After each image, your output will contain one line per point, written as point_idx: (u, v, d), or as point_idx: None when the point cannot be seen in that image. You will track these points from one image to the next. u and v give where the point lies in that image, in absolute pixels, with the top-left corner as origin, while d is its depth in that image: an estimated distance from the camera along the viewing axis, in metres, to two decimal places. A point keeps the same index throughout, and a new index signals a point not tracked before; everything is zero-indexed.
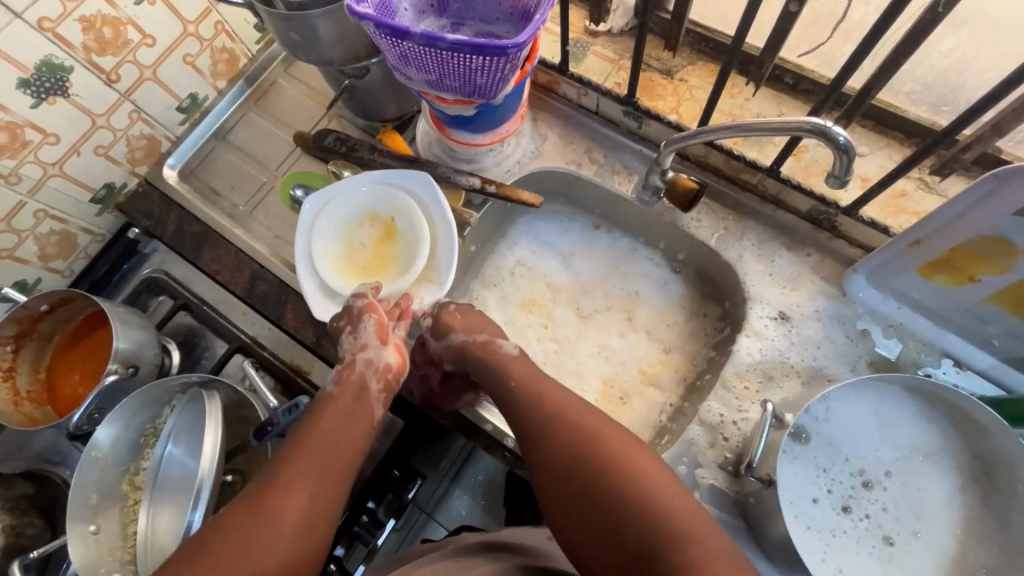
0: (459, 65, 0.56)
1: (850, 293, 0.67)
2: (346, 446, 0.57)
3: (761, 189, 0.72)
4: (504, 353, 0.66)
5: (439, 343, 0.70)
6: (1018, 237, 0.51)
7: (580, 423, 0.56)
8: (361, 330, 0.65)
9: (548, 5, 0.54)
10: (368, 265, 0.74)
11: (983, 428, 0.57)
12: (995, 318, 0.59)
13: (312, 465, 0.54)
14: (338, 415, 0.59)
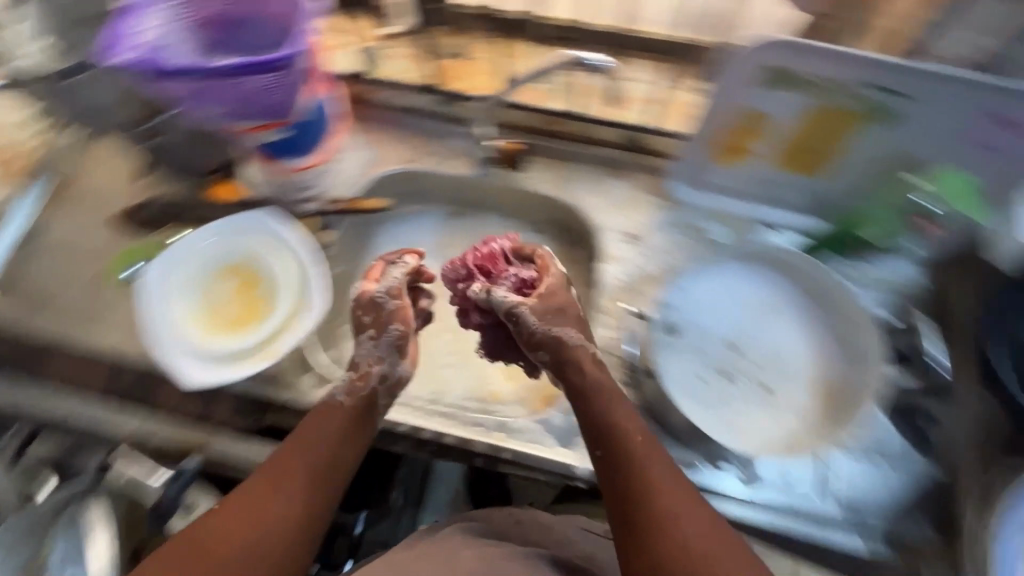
0: (246, 91, 0.59)
1: (675, 197, 0.76)
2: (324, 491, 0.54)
3: (576, 135, 0.80)
4: (590, 360, 0.63)
5: (535, 331, 0.64)
6: (766, 106, 0.60)
7: (633, 437, 0.55)
8: (386, 338, 0.65)
9: (306, 18, 0.60)
10: (231, 318, 0.71)
11: (800, 267, 0.69)
12: (785, 179, 0.69)
13: (310, 469, 0.53)
14: (339, 426, 0.58)
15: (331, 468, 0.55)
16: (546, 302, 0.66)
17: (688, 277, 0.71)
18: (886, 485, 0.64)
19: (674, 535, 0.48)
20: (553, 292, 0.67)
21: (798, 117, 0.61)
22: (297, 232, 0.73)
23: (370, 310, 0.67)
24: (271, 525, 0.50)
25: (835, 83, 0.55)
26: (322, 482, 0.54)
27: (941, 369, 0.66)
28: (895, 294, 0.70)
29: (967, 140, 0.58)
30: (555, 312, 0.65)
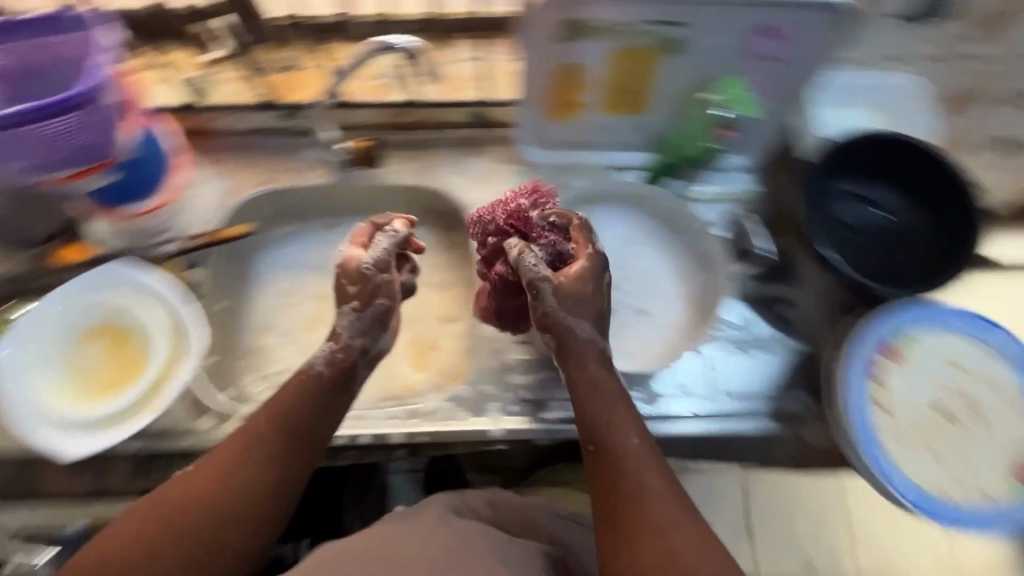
0: (51, 135, 0.57)
1: (529, 161, 0.81)
2: (286, 467, 0.54)
3: (427, 122, 0.83)
4: (587, 342, 0.59)
5: (547, 314, 0.59)
6: (573, 58, 0.66)
7: (629, 443, 0.53)
8: (371, 312, 0.62)
9: (101, 52, 0.59)
10: (110, 379, 0.69)
11: (648, 195, 0.78)
12: (616, 123, 0.76)
13: (274, 440, 0.54)
14: (313, 400, 0.57)
15: (297, 445, 0.55)
16: (563, 281, 0.61)
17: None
18: (761, 368, 0.72)
19: (661, 533, 0.49)
20: (578, 277, 0.61)
21: (606, 64, 0.67)
22: (153, 274, 0.70)
23: (356, 281, 0.63)
24: (228, 496, 0.51)
25: (624, 27, 0.62)
26: (286, 456, 0.54)
27: (764, 253, 0.75)
28: (734, 204, 0.79)
29: (746, 52, 0.66)
30: (574, 293, 0.60)
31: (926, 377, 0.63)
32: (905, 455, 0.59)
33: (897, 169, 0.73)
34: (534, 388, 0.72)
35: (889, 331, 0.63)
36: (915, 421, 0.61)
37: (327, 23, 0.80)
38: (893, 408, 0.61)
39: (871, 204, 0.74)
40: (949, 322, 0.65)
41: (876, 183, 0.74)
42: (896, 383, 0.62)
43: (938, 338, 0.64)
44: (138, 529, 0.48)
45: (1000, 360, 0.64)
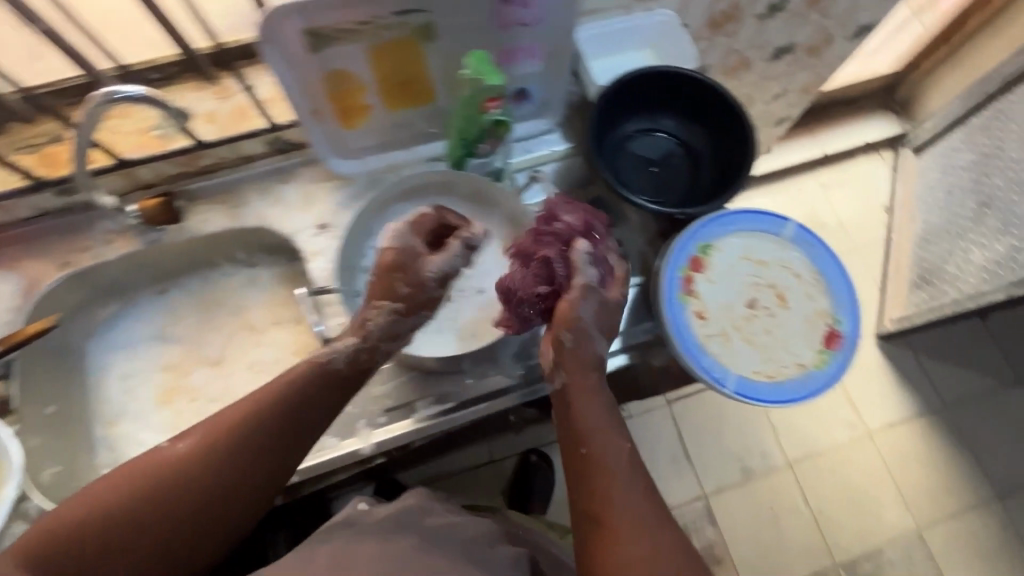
0: None
1: (338, 173, 0.80)
2: (274, 454, 0.59)
3: (224, 161, 0.80)
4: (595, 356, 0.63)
5: (585, 321, 0.62)
6: (336, 65, 0.66)
7: (617, 445, 0.58)
8: (412, 320, 0.65)
9: None
10: None
11: (454, 177, 0.74)
12: (409, 116, 0.77)
13: (274, 423, 0.59)
14: (312, 391, 0.61)
15: (284, 437, 0.59)
16: (604, 310, 0.64)
17: (376, 230, 0.74)
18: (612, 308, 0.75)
19: (631, 523, 0.54)
20: (613, 310, 0.65)
21: (369, 63, 0.67)
22: None
23: (412, 285, 0.64)
24: (215, 469, 0.57)
25: (367, 24, 0.62)
26: (279, 442, 0.59)
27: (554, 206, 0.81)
28: (552, 163, 0.84)
29: (498, 23, 0.68)
30: (606, 317, 0.64)
31: (734, 278, 0.68)
32: (726, 354, 0.65)
33: (674, 96, 0.77)
34: (395, 395, 0.73)
35: (693, 246, 0.68)
36: (730, 321, 0.66)
37: (78, 84, 0.72)
38: (707, 314, 0.66)
39: (656, 133, 0.80)
40: (745, 223, 0.69)
41: (657, 113, 0.79)
42: (708, 292, 0.67)
43: (738, 240, 0.69)
44: (132, 487, 0.55)
45: (796, 244, 0.70)
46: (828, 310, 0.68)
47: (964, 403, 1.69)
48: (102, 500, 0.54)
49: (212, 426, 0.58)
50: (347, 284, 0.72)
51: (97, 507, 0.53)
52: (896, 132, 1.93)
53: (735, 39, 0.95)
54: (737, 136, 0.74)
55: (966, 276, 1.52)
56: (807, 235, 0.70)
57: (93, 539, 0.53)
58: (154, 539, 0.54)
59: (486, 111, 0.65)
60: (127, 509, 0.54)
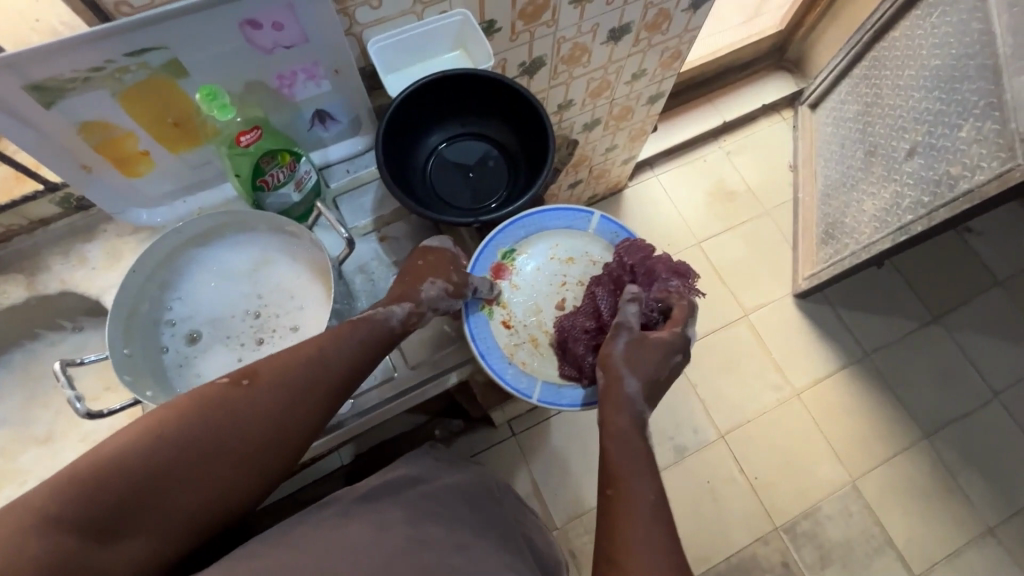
0: None
1: (143, 224, 0.75)
2: (316, 403, 0.59)
3: (16, 228, 0.74)
4: (626, 400, 0.69)
5: (626, 357, 0.71)
6: (84, 116, 0.62)
7: (630, 463, 0.63)
8: (451, 301, 0.71)
9: None
10: None
11: (243, 218, 0.69)
12: (201, 156, 0.73)
13: (315, 374, 0.59)
14: (355, 340, 0.62)
15: (332, 385, 0.60)
16: (643, 341, 0.73)
17: (176, 281, 0.70)
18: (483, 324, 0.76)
19: (637, 558, 0.55)
20: (650, 343, 0.72)
21: (124, 109, 0.63)
22: None
23: (460, 277, 0.72)
24: (271, 421, 0.56)
25: (99, 70, 0.58)
26: (321, 390, 0.59)
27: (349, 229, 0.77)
28: (375, 181, 0.81)
29: (255, 50, 0.65)
30: (638, 354, 0.72)
31: (543, 280, 0.82)
32: (538, 356, 0.78)
33: (474, 98, 0.75)
34: None
35: (501, 255, 0.81)
36: (541, 324, 0.80)
37: None
38: (516, 321, 0.79)
39: (469, 138, 0.79)
40: (550, 222, 0.83)
41: (465, 118, 0.78)
42: (516, 298, 0.81)
43: (542, 243, 0.83)
44: (187, 427, 0.52)
45: (599, 235, 0.84)
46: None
47: (885, 349, 1.71)
48: (154, 437, 0.51)
49: (276, 367, 0.58)
50: (144, 344, 0.67)
51: (151, 442, 0.51)
52: (792, 90, 1.94)
53: (560, 27, 0.93)
54: (539, 128, 0.72)
55: (860, 227, 1.54)
56: (609, 225, 0.84)
57: (130, 487, 0.49)
58: (203, 483, 0.53)
59: (242, 146, 0.65)
60: (180, 446, 0.52)
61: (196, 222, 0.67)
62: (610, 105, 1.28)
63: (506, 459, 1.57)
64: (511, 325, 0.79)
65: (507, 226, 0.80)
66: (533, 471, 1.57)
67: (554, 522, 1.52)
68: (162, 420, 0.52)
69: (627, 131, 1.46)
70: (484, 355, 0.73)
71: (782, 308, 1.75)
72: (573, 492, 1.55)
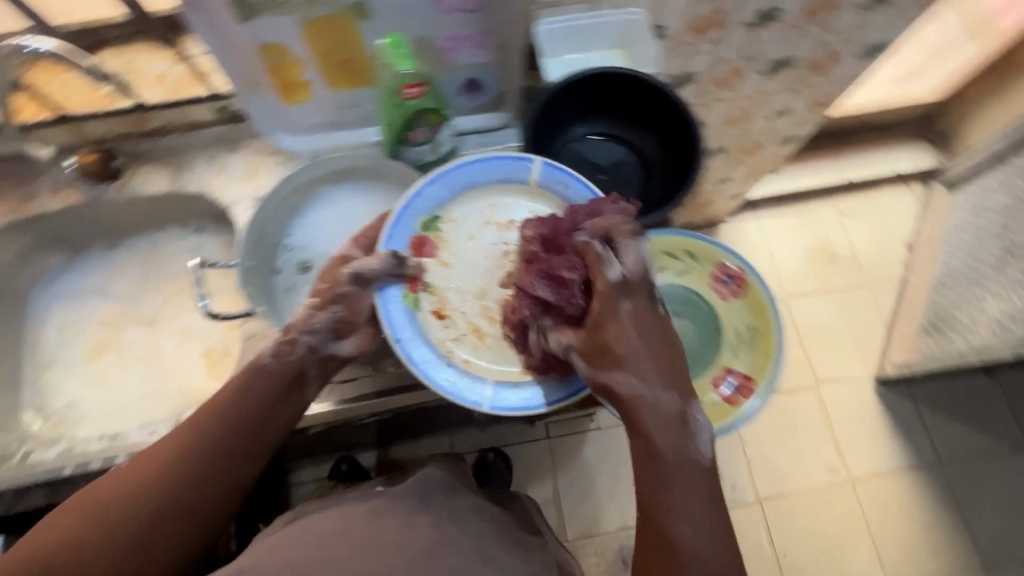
0: None
1: (283, 149, 0.79)
2: (217, 467, 0.57)
3: (174, 125, 0.79)
4: (653, 409, 0.58)
5: (592, 355, 0.59)
6: (268, 36, 0.65)
7: (665, 478, 0.55)
8: (326, 313, 0.63)
9: None
10: None
11: (380, 168, 0.72)
12: (354, 97, 0.75)
13: (214, 436, 0.57)
14: (261, 393, 0.61)
15: (232, 447, 0.58)
16: (595, 340, 0.59)
17: (302, 211, 0.73)
18: (394, 309, 0.64)
19: None
20: (601, 333, 0.59)
21: (304, 37, 0.66)
22: None
23: (328, 280, 0.64)
24: (169, 505, 0.54)
25: None
26: (223, 453, 0.57)
27: None
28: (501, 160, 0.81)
29: (438, 7, 0.65)
30: (606, 341, 0.59)
31: (479, 252, 0.69)
32: (485, 349, 0.67)
33: (625, 102, 0.73)
34: None
35: (421, 226, 0.67)
36: (481, 308, 0.68)
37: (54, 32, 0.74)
38: (451, 309, 0.67)
39: (609, 141, 0.77)
40: (484, 176, 0.69)
41: (612, 119, 0.76)
42: (446, 278, 0.68)
43: (472, 206, 0.70)
44: (81, 529, 0.52)
45: (544, 186, 0.70)
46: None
47: (961, 462, 1.57)
48: (45, 541, 0.51)
49: (171, 447, 0.56)
50: (264, 260, 0.71)
51: (47, 545, 0.51)
52: (930, 164, 1.79)
53: (723, 47, 0.89)
54: (688, 146, 0.70)
55: (976, 326, 1.45)
56: (552, 172, 0.69)
57: None
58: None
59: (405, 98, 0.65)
60: (78, 545, 0.51)
61: (337, 161, 0.71)
62: (740, 136, 1.22)
63: (534, 458, 1.56)
64: (444, 316, 0.67)
65: (422, 190, 0.67)
66: (557, 479, 1.55)
67: (566, 534, 1.51)
68: (52, 528, 0.51)
69: (747, 166, 1.38)
70: (414, 360, 0.63)
71: (858, 389, 1.63)
72: (592, 511, 1.52)
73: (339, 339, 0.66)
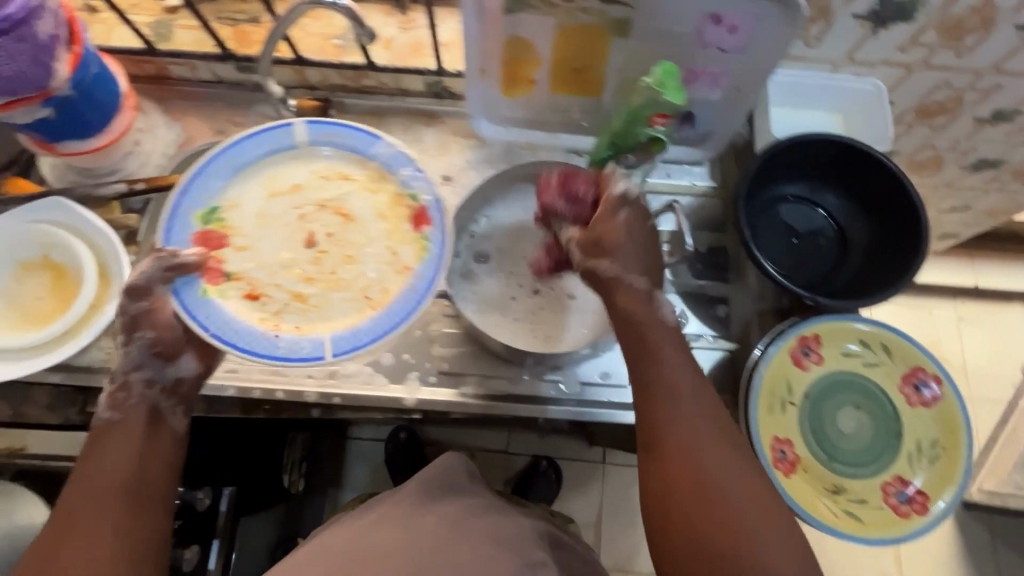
0: None
1: (480, 135, 0.80)
2: (127, 522, 0.53)
3: (384, 87, 0.82)
4: (629, 293, 0.58)
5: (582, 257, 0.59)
6: (521, 31, 0.65)
7: (655, 334, 0.57)
8: (138, 345, 0.60)
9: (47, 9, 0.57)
10: (54, 307, 0.70)
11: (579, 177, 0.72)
12: (568, 103, 0.75)
13: (99, 503, 0.53)
14: (126, 447, 0.56)
15: (125, 502, 0.54)
16: (589, 238, 0.59)
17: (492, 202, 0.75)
18: (194, 286, 0.64)
19: (695, 455, 0.52)
20: (597, 223, 0.59)
21: (553, 39, 0.66)
22: (101, 226, 0.69)
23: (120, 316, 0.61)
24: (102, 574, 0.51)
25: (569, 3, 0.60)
26: (124, 509, 0.54)
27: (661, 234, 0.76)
28: (688, 197, 0.80)
29: (698, 43, 0.64)
30: (599, 245, 0.58)
31: (278, 222, 0.70)
32: (312, 311, 0.66)
33: (846, 175, 0.71)
34: (454, 361, 0.73)
35: (199, 221, 0.68)
36: (292, 276, 0.68)
37: None
38: (264, 288, 0.67)
39: (814, 209, 0.74)
40: (254, 150, 0.70)
41: (827, 189, 0.73)
42: (251, 259, 0.68)
43: (252, 182, 0.70)
44: None
45: (315, 144, 0.71)
46: (386, 201, 0.71)
47: None
48: None
49: (66, 530, 0.52)
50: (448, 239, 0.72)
51: None
52: None
53: (941, 133, 0.84)
54: (907, 237, 0.66)
55: None
56: (319, 129, 0.71)
57: None
58: None
59: (650, 126, 0.63)
60: None
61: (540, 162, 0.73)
62: None
63: (584, 478, 1.56)
64: (257, 295, 0.67)
65: (191, 186, 0.68)
66: (602, 501, 1.54)
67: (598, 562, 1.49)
68: None
69: None
70: (233, 342, 0.63)
71: None
72: (631, 545, 1.50)
73: (173, 361, 0.62)
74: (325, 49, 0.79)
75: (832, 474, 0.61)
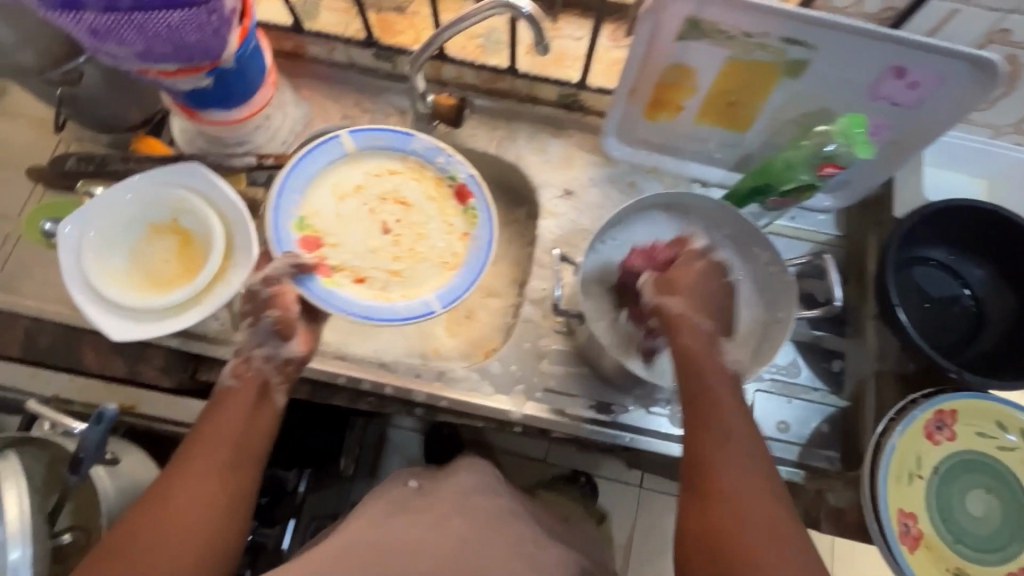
0: (170, 34, 0.54)
1: (607, 154, 0.79)
2: (229, 486, 0.52)
3: (516, 92, 0.81)
4: (695, 333, 0.58)
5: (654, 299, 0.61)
6: (688, 59, 0.64)
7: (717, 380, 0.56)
8: (263, 322, 0.59)
9: None
10: (179, 272, 0.70)
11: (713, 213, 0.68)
12: (709, 134, 0.73)
13: (207, 461, 0.52)
14: (238, 409, 0.56)
15: (229, 465, 0.53)
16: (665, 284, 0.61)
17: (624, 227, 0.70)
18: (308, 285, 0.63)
19: (751, 501, 0.50)
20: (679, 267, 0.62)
21: (718, 71, 0.64)
22: (233, 196, 0.68)
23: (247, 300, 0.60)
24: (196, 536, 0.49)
25: (749, 37, 0.59)
26: (227, 472, 0.52)
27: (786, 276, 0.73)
28: (812, 244, 0.77)
29: (869, 94, 0.63)
30: (676, 289, 0.60)
31: (355, 220, 0.69)
32: (411, 280, 0.68)
33: (997, 248, 0.69)
34: (561, 380, 0.72)
35: (297, 229, 0.67)
36: (382, 263, 0.68)
37: None
38: (366, 271, 0.68)
39: (956, 279, 0.71)
40: (312, 163, 0.68)
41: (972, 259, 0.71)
42: (343, 255, 0.68)
43: (320, 190, 0.69)
44: None
45: (361, 144, 0.69)
46: (429, 185, 0.71)
47: None
48: None
49: (165, 485, 0.50)
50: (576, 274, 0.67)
51: None
52: None
53: None
54: None
55: None
56: (364, 133, 0.69)
57: None
58: None
59: (818, 174, 0.62)
60: None
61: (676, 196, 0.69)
62: None
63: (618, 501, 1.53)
64: (365, 279, 0.67)
65: (279, 198, 0.66)
66: (635, 526, 1.51)
67: None
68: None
69: None
70: (353, 310, 0.63)
71: None
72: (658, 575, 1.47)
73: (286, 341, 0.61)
74: (466, 48, 0.79)
75: (956, 556, 0.59)
